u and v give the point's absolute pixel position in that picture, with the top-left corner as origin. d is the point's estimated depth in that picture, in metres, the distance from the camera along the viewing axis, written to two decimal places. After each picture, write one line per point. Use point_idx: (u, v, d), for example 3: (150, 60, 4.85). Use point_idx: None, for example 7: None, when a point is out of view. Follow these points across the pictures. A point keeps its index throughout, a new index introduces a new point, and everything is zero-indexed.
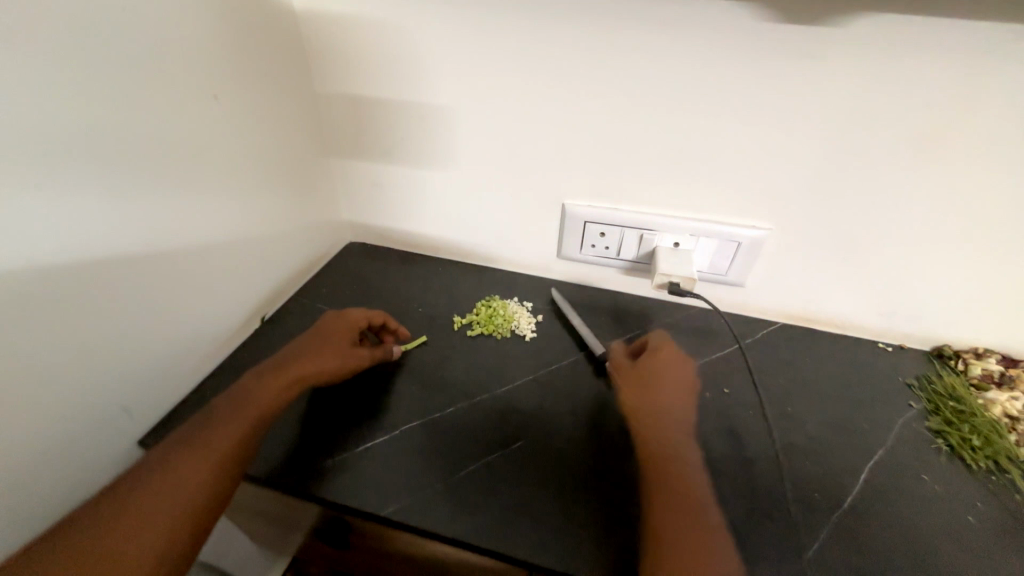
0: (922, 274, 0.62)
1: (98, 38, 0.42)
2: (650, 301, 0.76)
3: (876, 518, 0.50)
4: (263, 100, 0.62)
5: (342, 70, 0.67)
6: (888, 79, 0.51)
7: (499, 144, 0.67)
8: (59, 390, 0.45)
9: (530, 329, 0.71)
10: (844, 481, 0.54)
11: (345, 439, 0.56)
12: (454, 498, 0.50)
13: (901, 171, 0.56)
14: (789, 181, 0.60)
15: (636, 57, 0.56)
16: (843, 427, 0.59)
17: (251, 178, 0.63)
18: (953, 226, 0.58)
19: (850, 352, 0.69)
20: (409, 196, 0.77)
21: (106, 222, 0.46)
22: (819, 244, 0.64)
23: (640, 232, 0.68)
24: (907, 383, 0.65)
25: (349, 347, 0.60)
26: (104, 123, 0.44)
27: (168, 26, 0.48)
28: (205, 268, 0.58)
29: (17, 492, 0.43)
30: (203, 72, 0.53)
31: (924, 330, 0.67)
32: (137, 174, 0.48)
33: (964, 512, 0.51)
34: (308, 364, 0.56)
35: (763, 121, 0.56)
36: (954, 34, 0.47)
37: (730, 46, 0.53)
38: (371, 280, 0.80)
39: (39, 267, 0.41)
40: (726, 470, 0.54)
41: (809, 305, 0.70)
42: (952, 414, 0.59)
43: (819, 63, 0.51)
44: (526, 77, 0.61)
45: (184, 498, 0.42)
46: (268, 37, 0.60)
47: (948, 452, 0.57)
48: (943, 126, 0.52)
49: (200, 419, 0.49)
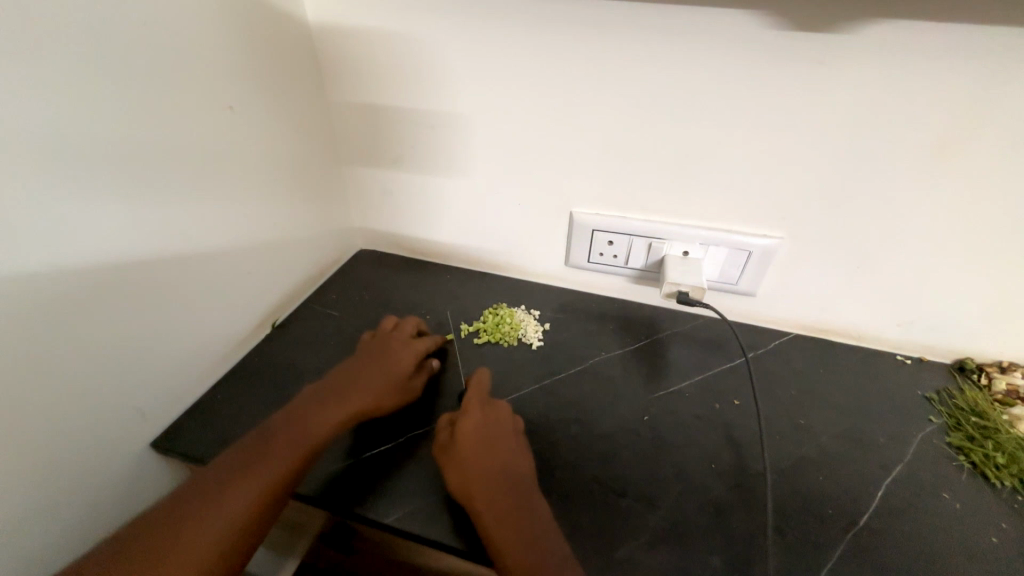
0: (940, 285, 0.60)
1: (115, 50, 0.44)
2: (659, 310, 0.76)
3: (894, 537, 0.48)
4: (277, 112, 0.64)
5: (354, 81, 0.69)
6: (899, 84, 0.50)
7: (507, 152, 0.68)
8: (74, 392, 0.46)
9: (537, 337, 0.71)
10: (860, 497, 0.52)
11: (370, 442, 0.56)
12: (457, 507, 0.50)
13: (913, 179, 0.54)
14: (801, 189, 0.59)
15: (641, 66, 0.56)
16: (857, 440, 0.58)
17: (265, 186, 0.64)
18: (971, 234, 0.56)
19: (866, 364, 0.67)
20: (419, 204, 0.78)
21: (125, 228, 0.47)
22: (834, 254, 0.62)
23: (649, 240, 0.67)
24: (927, 396, 0.63)
25: (409, 377, 0.60)
26: (125, 132, 0.46)
27: (183, 38, 0.50)
28: (218, 273, 0.59)
29: (33, 494, 0.44)
30: (219, 84, 0.55)
31: (944, 342, 0.65)
32: (157, 181, 0.50)
33: (987, 532, 0.49)
34: (371, 392, 0.56)
35: (770, 128, 0.56)
36: (965, 39, 0.46)
37: (736, 54, 0.52)
38: (380, 287, 0.81)
39: (63, 270, 0.43)
40: (735, 483, 0.53)
41: (823, 315, 0.68)
42: (974, 430, 0.57)
43: (828, 69, 0.51)
44: (533, 87, 0.61)
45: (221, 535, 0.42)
46: (282, 49, 0.62)
47: (970, 469, 0.55)
48: (956, 133, 0.51)
49: (256, 444, 0.48)
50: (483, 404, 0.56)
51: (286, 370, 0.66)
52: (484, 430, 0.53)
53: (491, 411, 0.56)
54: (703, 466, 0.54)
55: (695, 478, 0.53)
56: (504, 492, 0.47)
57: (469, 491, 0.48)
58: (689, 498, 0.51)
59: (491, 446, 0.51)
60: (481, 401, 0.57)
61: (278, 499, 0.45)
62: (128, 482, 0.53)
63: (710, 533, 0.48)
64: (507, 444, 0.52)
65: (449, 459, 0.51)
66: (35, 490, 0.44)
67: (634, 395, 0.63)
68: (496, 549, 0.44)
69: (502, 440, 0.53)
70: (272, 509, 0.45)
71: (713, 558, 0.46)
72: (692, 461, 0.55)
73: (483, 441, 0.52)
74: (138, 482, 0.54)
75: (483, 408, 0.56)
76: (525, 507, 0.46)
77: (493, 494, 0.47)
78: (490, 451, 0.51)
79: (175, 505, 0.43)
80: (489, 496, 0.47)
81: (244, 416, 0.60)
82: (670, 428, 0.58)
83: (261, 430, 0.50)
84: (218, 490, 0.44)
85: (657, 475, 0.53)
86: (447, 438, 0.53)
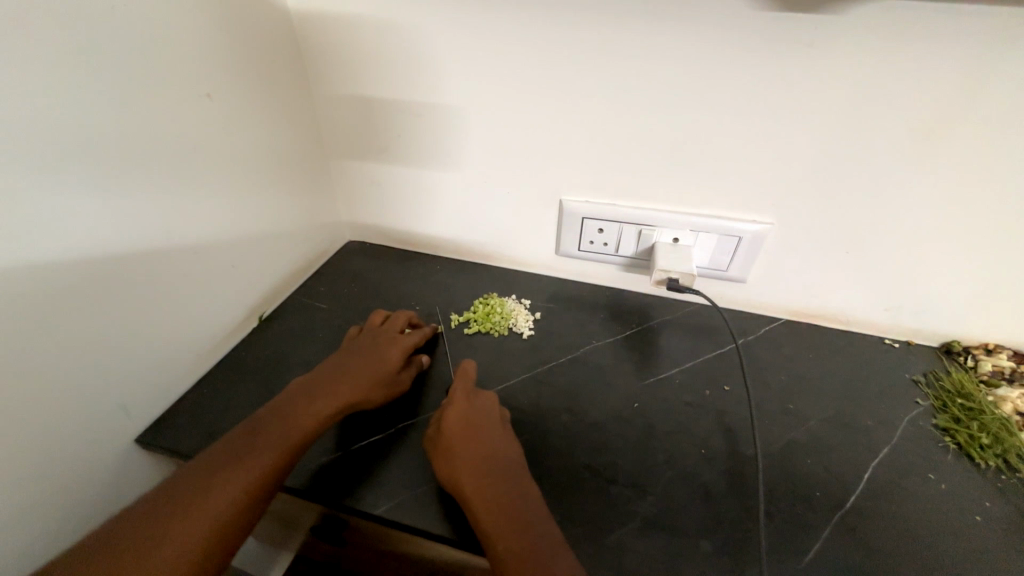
0: (929, 268, 0.61)
1: (90, 35, 0.42)
2: (649, 298, 0.75)
3: (882, 518, 0.49)
4: (259, 101, 0.62)
5: (338, 70, 0.67)
6: (889, 68, 0.49)
7: (495, 141, 0.67)
8: (54, 390, 0.45)
9: (528, 327, 0.71)
10: (848, 480, 0.52)
11: (360, 433, 0.56)
12: (449, 497, 0.50)
13: (903, 164, 0.54)
14: (790, 175, 0.59)
15: (630, 51, 0.55)
16: (845, 423, 0.58)
17: (248, 177, 0.63)
18: (959, 217, 0.56)
19: (854, 348, 0.68)
20: (407, 195, 0.77)
21: (107, 220, 0.46)
22: (823, 240, 0.62)
23: (639, 227, 0.67)
24: (914, 379, 0.64)
25: (397, 370, 0.59)
26: (104, 121, 0.44)
27: (158, 25, 0.48)
28: (201, 266, 0.58)
29: (14, 492, 0.43)
30: (197, 72, 0.53)
31: (932, 326, 0.66)
32: (138, 172, 0.48)
33: (972, 511, 0.50)
34: (359, 386, 0.55)
35: (761, 114, 0.55)
36: (955, 21, 0.46)
37: (726, 38, 0.52)
38: (369, 279, 0.80)
39: (41, 264, 0.42)
40: (725, 468, 0.53)
41: (813, 300, 0.69)
42: (961, 411, 0.58)
43: (818, 53, 0.50)
44: (523, 75, 0.60)
45: (213, 524, 0.41)
46: (263, 36, 0.61)
47: (956, 450, 0.55)
48: (945, 116, 0.51)
49: (245, 435, 0.48)
50: (470, 395, 0.56)
51: (274, 363, 0.65)
52: (471, 421, 0.53)
53: (480, 400, 0.55)
54: (694, 452, 0.55)
55: (685, 465, 0.53)
56: (492, 483, 0.47)
57: (456, 484, 0.48)
58: (680, 484, 0.51)
59: (479, 437, 0.51)
60: (468, 393, 0.56)
61: (268, 490, 0.45)
62: (113, 479, 0.52)
63: (701, 518, 0.48)
64: (495, 432, 0.52)
65: (436, 455, 0.51)
66: (16, 489, 0.43)
67: (625, 383, 0.63)
68: (485, 540, 0.43)
69: (490, 431, 0.52)
70: (260, 502, 0.45)
71: (704, 542, 0.47)
72: (683, 448, 0.55)
73: (470, 432, 0.51)
74: (123, 479, 0.54)
75: (470, 399, 0.55)
76: (513, 496, 0.46)
77: (483, 480, 0.47)
78: (477, 442, 0.50)
79: (166, 496, 0.42)
80: (476, 488, 0.47)
81: (231, 410, 0.59)
82: (661, 416, 0.59)
83: (249, 423, 0.49)
84: (209, 481, 0.43)
85: (649, 462, 0.53)
86: (434, 432, 0.53)
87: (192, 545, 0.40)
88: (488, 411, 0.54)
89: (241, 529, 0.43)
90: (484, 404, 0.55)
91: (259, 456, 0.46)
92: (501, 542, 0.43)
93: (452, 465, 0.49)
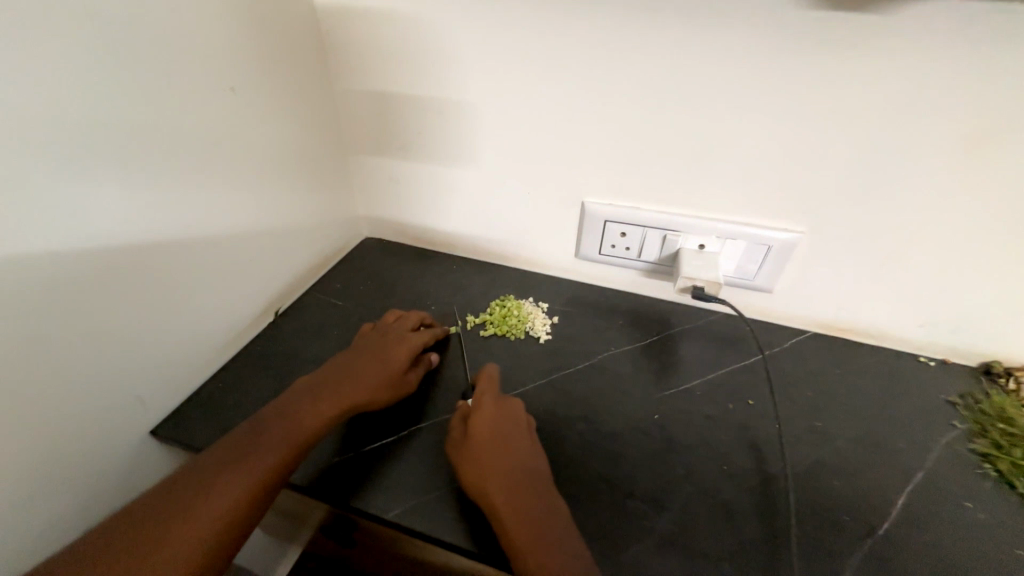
0: (971, 284, 0.58)
1: (113, 26, 0.42)
2: (670, 305, 0.73)
3: (914, 548, 0.47)
4: (281, 95, 0.62)
5: (360, 65, 0.67)
6: (936, 73, 0.47)
7: (516, 141, 0.65)
8: (71, 380, 0.45)
9: (545, 331, 0.69)
10: (879, 505, 0.50)
11: (369, 433, 0.55)
12: (459, 502, 0.49)
13: (949, 174, 0.51)
14: (824, 183, 0.56)
15: (661, 51, 0.53)
16: (875, 444, 0.56)
17: (268, 170, 0.63)
18: (1008, 231, 0.53)
19: (886, 365, 0.65)
20: (427, 192, 0.76)
21: (127, 212, 0.46)
22: (858, 251, 0.60)
23: (663, 232, 0.65)
24: (951, 401, 0.61)
25: (403, 371, 0.58)
26: (125, 114, 0.44)
27: (183, 18, 0.48)
28: (217, 259, 0.58)
29: (27, 482, 0.43)
30: (220, 66, 0.53)
31: (972, 345, 0.62)
32: (158, 165, 0.48)
33: (1012, 545, 0.47)
34: (364, 386, 0.55)
35: (794, 120, 0.53)
36: (1012, 23, 0.43)
37: (761, 40, 0.50)
38: (386, 276, 0.79)
39: (59, 255, 0.42)
40: (747, 486, 0.51)
41: (843, 313, 0.66)
42: (1002, 437, 0.55)
43: (859, 56, 0.48)
44: (546, 73, 0.59)
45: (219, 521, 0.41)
46: (286, 29, 0.60)
47: (995, 477, 0.53)
48: (997, 125, 0.48)
49: (252, 432, 0.47)
50: (500, 400, 0.55)
51: (289, 359, 0.65)
52: (498, 425, 0.52)
53: (512, 405, 0.54)
54: (714, 469, 0.53)
55: (706, 482, 0.51)
56: (517, 488, 0.46)
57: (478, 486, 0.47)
58: (700, 502, 0.50)
59: (507, 441, 0.50)
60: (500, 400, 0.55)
61: (273, 487, 0.45)
62: (127, 470, 0.53)
63: (721, 539, 0.47)
64: (523, 439, 0.51)
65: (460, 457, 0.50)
66: (29, 480, 0.43)
67: (644, 393, 0.61)
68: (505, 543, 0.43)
69: (518, 436, 0.51)
70: (264, 501, 0.44)
71: (725, 566, 0.45)
72: (703, 463, 0.53)
73: (498, 437, 0.50)
74: (137, 470, 0.54)
75: (501, 405, 0.54)
76: (540, 502, 0.45)
77: (513, 493, 0.46)
78: (504, 446, 0.50)
79: (173, 491, 0.42)
80: (500, 493, 0.46)
81: (246, 406, 0.59)
82: (681, 428, 0.57)
83: (255, 420, 0.49)
84: (216, 477, 0.43)
85: (668, 477, 0.52)
86: (460, 435, 0.52)
87: (198, 542, 0.40)
88: (517, 417, 0.53)
89: (246, 527, 0.42)
90: (513, 409, 0.54)
91: (265, 455, 0.46)
92: (522, 546, 0.42)
93: (475, 468, 0.48)
